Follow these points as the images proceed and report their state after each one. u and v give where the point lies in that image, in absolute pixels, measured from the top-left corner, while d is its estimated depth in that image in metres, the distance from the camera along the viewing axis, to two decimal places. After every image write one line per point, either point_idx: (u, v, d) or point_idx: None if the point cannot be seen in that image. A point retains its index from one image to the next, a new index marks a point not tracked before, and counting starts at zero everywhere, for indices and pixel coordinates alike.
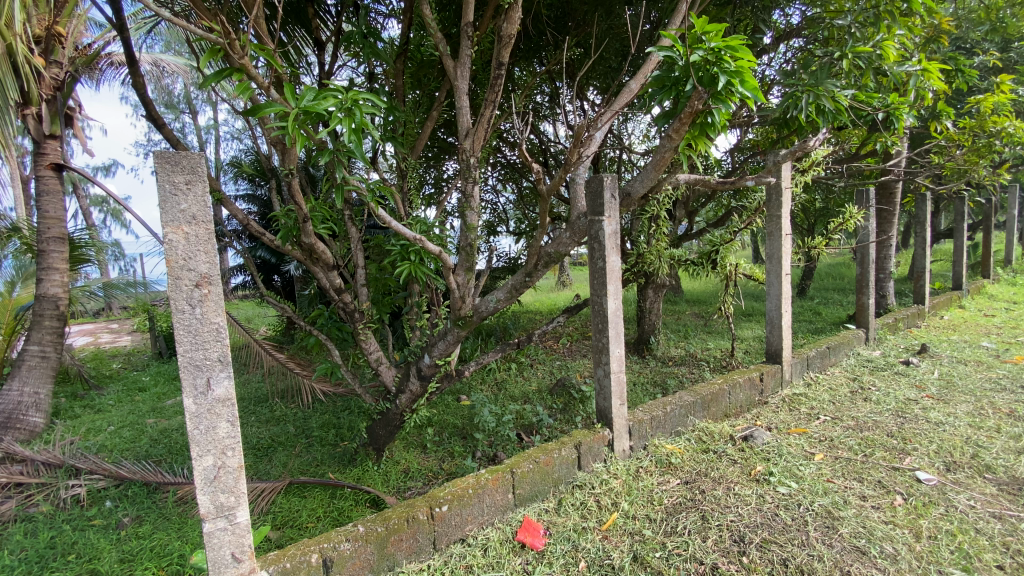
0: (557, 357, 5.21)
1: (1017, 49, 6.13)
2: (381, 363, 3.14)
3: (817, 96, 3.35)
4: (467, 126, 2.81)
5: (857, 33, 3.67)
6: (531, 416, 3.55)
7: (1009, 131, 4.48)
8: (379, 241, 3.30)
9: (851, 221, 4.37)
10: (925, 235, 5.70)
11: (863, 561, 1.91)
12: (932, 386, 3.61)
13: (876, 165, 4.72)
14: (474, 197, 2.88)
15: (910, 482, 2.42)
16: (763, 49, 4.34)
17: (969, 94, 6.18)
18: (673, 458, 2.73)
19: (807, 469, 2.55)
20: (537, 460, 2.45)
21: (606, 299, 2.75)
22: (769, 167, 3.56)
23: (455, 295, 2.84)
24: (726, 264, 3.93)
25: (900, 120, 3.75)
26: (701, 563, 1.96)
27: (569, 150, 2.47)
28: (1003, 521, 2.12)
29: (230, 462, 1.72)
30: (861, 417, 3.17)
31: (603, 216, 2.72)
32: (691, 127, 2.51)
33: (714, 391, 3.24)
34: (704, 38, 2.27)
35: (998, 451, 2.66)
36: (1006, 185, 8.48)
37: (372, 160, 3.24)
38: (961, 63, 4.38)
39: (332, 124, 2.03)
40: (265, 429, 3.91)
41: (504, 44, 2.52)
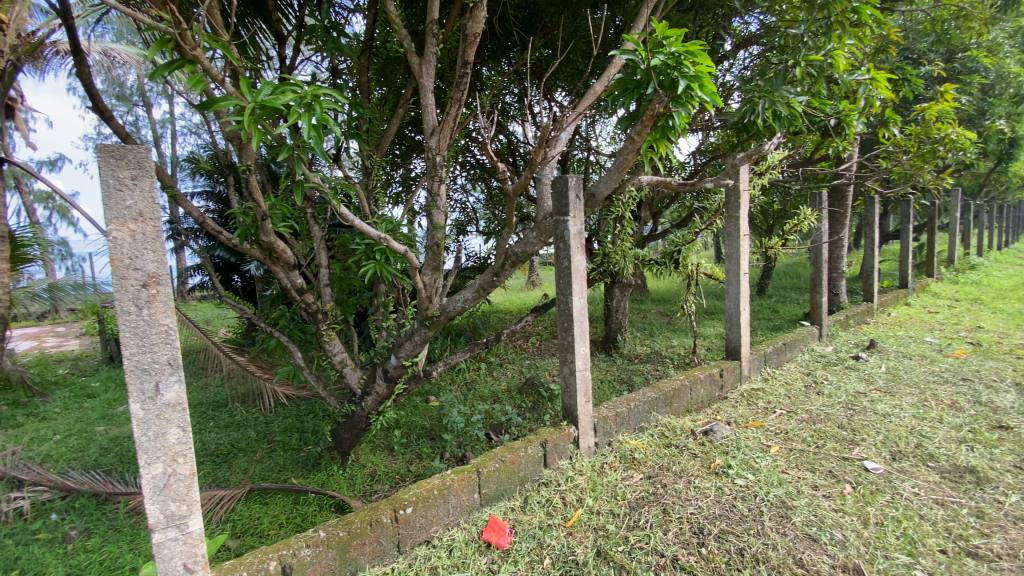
0: (526, 357, 5.22)
1: (958, 60, 6.51)
2: (346, 365, 3.08)
3: (773, 101, 3.48)
4: (433, 124, 2.77)
5: (810, 41, 3.79)
6: (500, 415, 3.55)
7: (951, 137, 4.75)
8: (343, 240, 3.22)
9: (806, 222, 4.55)
10: (874, 236, 6.00)
11: (814, 548, 1.99)
12: (879, 379, 3.80)
13: (829, 169, 4.93)
14: (440, 196, 2.85)
15: (858, 471, 2.54)
16: (724, 55, 4.47)
17: (916, 102, 6.52)
18: (637, 453, 2.78)
19: (763, 462, 2.64)
20: (503, 459, 2.45)
21: (572, 298, 2.78)
22: (727, 170, 3.67)
23: (422, 295, 2.80)
24: (688, 263, 4.03)
25: (850, 126, 3.93)
26: (662, 556, 1.99)
27: (535, 150, 2.48)
28: (946, 508, 2.25)
29: (181, 469, 1.65)
30: (814, 410, 3.30)
31: (569, 216, 2.74)
32: (653, 130, 2.57)
33: (676, 386, 3.31)
34: (665, 42, 2.31)
35: (941, 441, 2.82)
36: (949, 189, 9.00)
37: (335, 157, 3.16)
38: (908, 72, 4.62)
39: (291, 119, 1.96)
40: (224, 435, 3.77)
41: (469, 43, 2.50)
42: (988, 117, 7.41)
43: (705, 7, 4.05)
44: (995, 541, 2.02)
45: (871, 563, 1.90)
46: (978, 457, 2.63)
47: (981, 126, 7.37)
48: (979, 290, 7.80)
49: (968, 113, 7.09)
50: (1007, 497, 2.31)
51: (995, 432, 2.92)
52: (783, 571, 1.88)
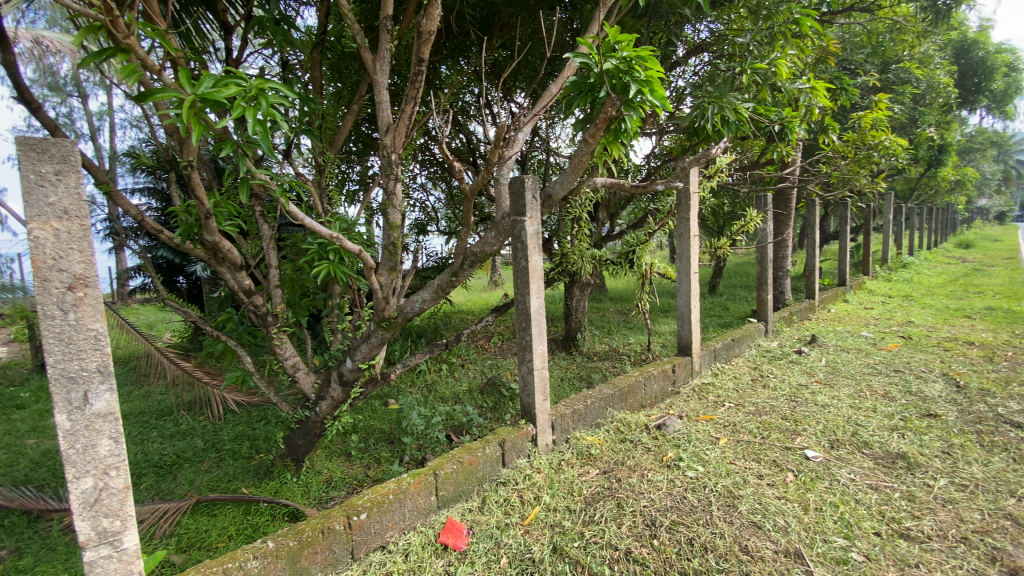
0: (488, 357, 5.21)
1: (892, 71, 6.95)
2: (298, 370, 2.98)
3: (721, 107, 3.63)
4: (387, 122, 2.72)
5: (755, 50, 3.96)
6: (461, 416, 3.52)
7: (884, 144, 5.07)
8: (295, 240, 3.12)
9: (753, 223, 4.76)
10: (815, 237, 6.34)
11: (759, 534, 2.08)
12: (820, 371, 4.03)
13: (774, 173, 5.18)
14: (396, 195, 2.80)
15: (800, 460, 2.67)
16: (676, 61, 4.61)
17: (853, 110, 6.93)
18: (593, 449, 2.82)
19: (712, 453, 2.74)
20: (460, 460, 2.44)
21: (529, 297, 2.80)
22: (678, 173, 3.78)
23: (378, 295, 2.75)
24: (642, 263, 4.13)
25: (793, 132, 4.13)
26: (616, 550, 2.04)
27: (490, 150, 2.48)
28: (878, 492, 2.40)
29: (114, 483, 1.56)
30: (760, 403, 3.45)
31: (526, 216, 2.75)
32: (606, 133, 2.63)
33: (631, 382, 3.39)
34: (617, 47, 2.35)
35: (874, 429, 3.01)
36: (883, 193, 9.61)
37: (286, 153, 3.05)
38: (845, 82, 4.90)
39: (233, 114, 1.87)
40: (169, 445, 3.58)
41: (423, 41, 2.47)
42: (918, 125, 7.95)
43: (658, 14, 4.16)
44: (925, 523, 2.16)
45: (811, 548, 2.01)
46: (908, 444, 2.82)
47: (912, 133, 7.90)
48: (910, 287, 8.36)
49: (901, 121, 7.58)
50: (934, 480, 2.48)
51: (924, 419, 3.13)
52: (730, 559, 1.95)
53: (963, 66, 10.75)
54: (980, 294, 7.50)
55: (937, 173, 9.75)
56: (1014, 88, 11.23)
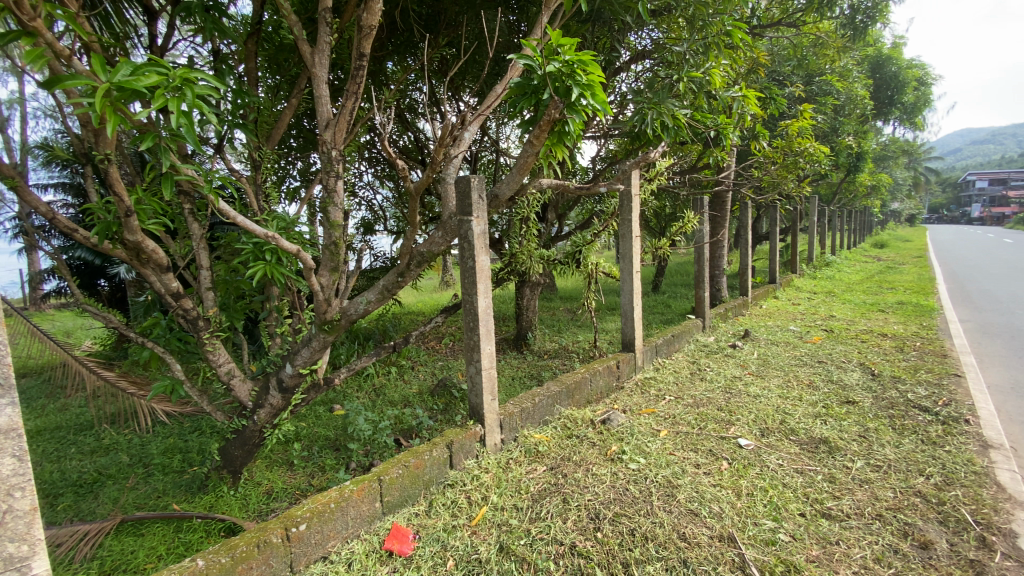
0: (438, 358, 5.16)
1: (817, 83, 7.46)
2: (234, 377, 2.82)
3: (660, 113, 3.79)
4: (326, 118, 2.61)
5: (692, 59, 4.15)
6: (410, 419, 3.45)
7: (809, 150, 5.44)
8: (230, 240, 2.95)
9: (691, 224, 4.98)
10: (747, 237, 6.72)
11: (696, 521, 2.18)
12: (753, 364, 4.27)
13: (710, 177, 5.43)
14: (337, 192, 2.70)
15: (733, 448, 2.82)
16: (620, 66, 4.74)
17: (781, 119, 7.41)
18: (541, 446, 2.86)
19: (653, 445, 2.85)
20: (406, 464, 2.40)
21: (476, 297, 2.78)
22: (619, 175, 3.90)
23: (319, 297, 2.65)
24: (588, 263, 4.23)
25: (727, 138, 4.36)
26: (561, 544, 2.07)
27: (435, 149, 2.45)
28: (803, 475, 2.57)
29: (18, 504, 1.40)
30: (698, 395, 3.62)
31: (472, 216, 2.73)
32: (550, 135, 2.67)
33: (578, 379, 3.47)
34: (560, 50, 2.39)
35: (800, 416, 3.22)
36: (809, 198, 10.32)
37: (218, 148, 2.89)
38: (773, 92, 5.23)
39: (154, 104, 1.75)
40: (89, 462, 3.30)
41: (364, 35, 2.41)
42: (839, 134, 8.58)
43: (601, 20, 4.26)
44: (844, 502, 2.34)
45: (743, 531, 2.12)
46: (830, 429, 3.04)
47: (834, 141, 8.51)
48: (833, 284, 9.02)
49: (824, 129, 8.17)
50: (852, 462, 2.69)
51: (843, 406, 3.39)
52: (669, 546, 2.03)
53: (879, 79, 11.68)
54: (892, 290, 8.21)
55: (855, 178, 10.57)
56: (920, 102, 12.35)
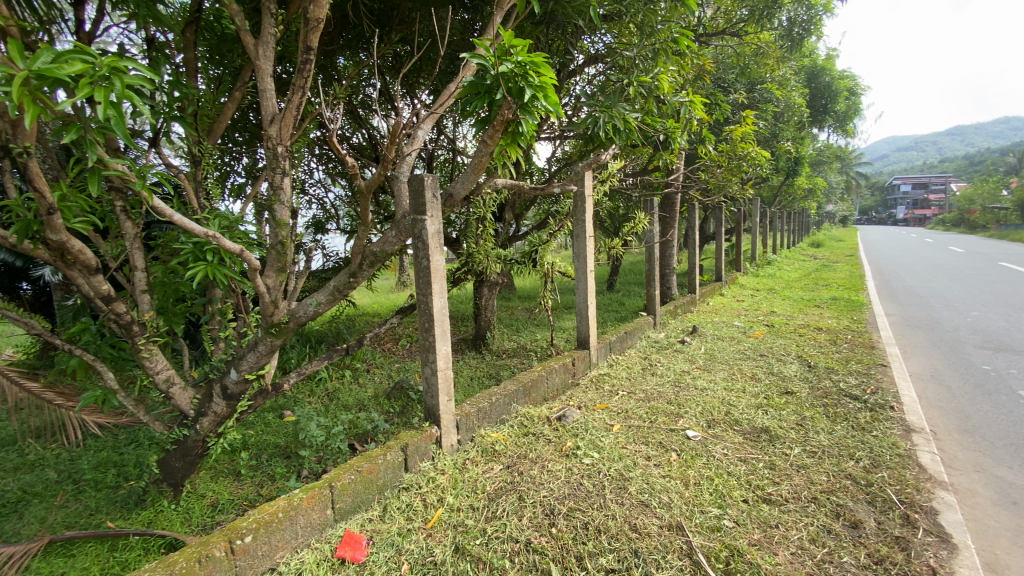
0: (395, 360, 5.06)
1: (758, 91, 7.83)
2: (173, 385, 2.67)
3: (611, 116, 3.88)
4: (271, 113, 2.50)
5: (641, 64, 4.27)
6: (365, 423, 3.36)
7: (751, 155, 5.72)
8: (167, 239, 2.79)
9: (643, 225, 5.13)
10: (696, 237, 6.99)
11: (646, 512, 2.25)
12: (700, 358, 4.45)
13: (660, 178, 5.61)
14: (284, 190, 2.60)
15: (682, 440, 2.93)
16: (574, 69, 4.82)
17: (726, 124, 7.75)
18: (497, 446, 2.87)
19: (607, 439, 2.92)
20: (359, 469, 2.35)
21: (431, 297, 2.74)
22: (573, 176, 3.97)
23: (266, 299, 2.56)
24: (544, 262, 4.27)
25: (676, 142, 4.52)
26: (517, 542, 2.09)
27: (387, 146, 2.40)
28: (746, 463, 2.70)
29: None
30: (649, 389, 3.74)
31: (426, 215, 2.70)
32: (504, 135, 2.68)
33: (534, 377, 3.50)
34: (512, 51, 2.40)
35: (743, 407, 3.39)
36: (752, 200, 10.86)
37: (153, 142, 2.72)
38: (718, 98, 5.46)
39: (79, 94, 1.63)
40: (10, 480, 3.03)
41: (311, 28, 2.34)
42: (778, 139, 9.04)
43: (554, 23, 4.32)
44: (783, 487, 2.47)
45: (690, 519, 2.20)
46: (770, 419, 3.21)
47: (774, 146, 8.97)
48: (774, 281, 9.52)
49: (765, 135, 8.61)
50: (791, 449, 2.85)
51: (783, 396, 3.58)
52: (621, 538, 2.08)
53: (814, 89, 12.37)
54: (826, 287, 8.77)
55: (794, 182, 11.20)
56: (850, 111, 13.22)
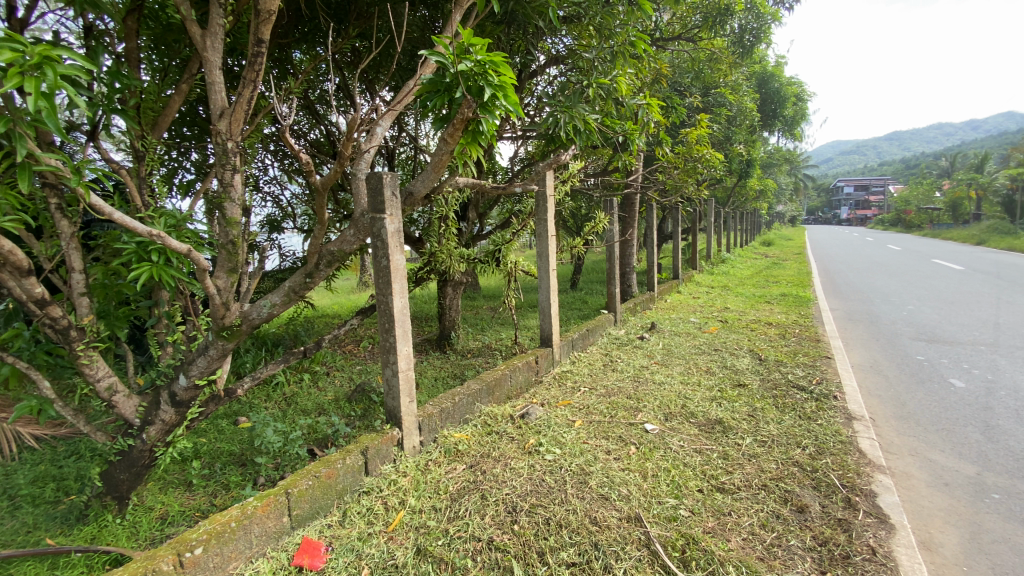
0: (356, 362, 4.95)
1: (712, 95, 8.11)
2: (116, 393, 2.52)
3: (571, 117, 3.94)
4: (221, 107, 2.40)
5: (600, 66, 4.35)
6: (325, 427, 3.28)
7: (706, 157, 5.92)
8: (108, 238, 2.63)
9: (603, 224, 5.22)
10: (654, 236, 7.17)
11: (606, 505, 2.29)
12: (658, 354, 4.58)
13: (620, 179, 5.74)
14: (235, 187, 2.50)
15: (640, 433, 3.01)
16: (535, 69, 4.85)
17: (682, 126, 7.99)
18: (460, 446, 2.85)
19: (568, 435, 2.96)
20: (316, 475, 2.29)
21: (392, 297, 2.69)
22: (534, 176, 4.01)
23: (216, 301, 2.46)
24: (507, 261, 4.28)
25: (634, 143, 4.63)
26: (479, 540, 2.09)
27: (343, 143, 2.36)
28: (701, 454, 2.80)
29: None
30: (610, 385, 3.82)
31: (385, 213, 2.64)
32: (464, 133, 2.66)
33: (497, 376, 3.51)
34: (472, 50, 2.39)
35: (698, 400, 3.50)
36: (708, 201, 11.24)
37: (91, 136, 2.57)
38: (674, 101, 5.63)
39: (6, 83, 1.53)
40: None
41: (263, 19, 2.26)
42: (731, 142, 9.40)
43: (515, 23, 4.33)
44: (736, 476, 2.58)
45: (648, 510, 2.26)
46: (724, 411, 3.34)
47: (727, 149, 9.31)
48: (728, 279, 9.90)
49: (719, 138, 8.93)
50: (742, 439, 2.96)
51: (736, 389, 3.73)
52: (581, 531, 2.11)
53: (764, 94, 12.90)
54: (776, 283, 9.18)
55: (746, 183, 11.66)
56: (797, 116, 13.89)
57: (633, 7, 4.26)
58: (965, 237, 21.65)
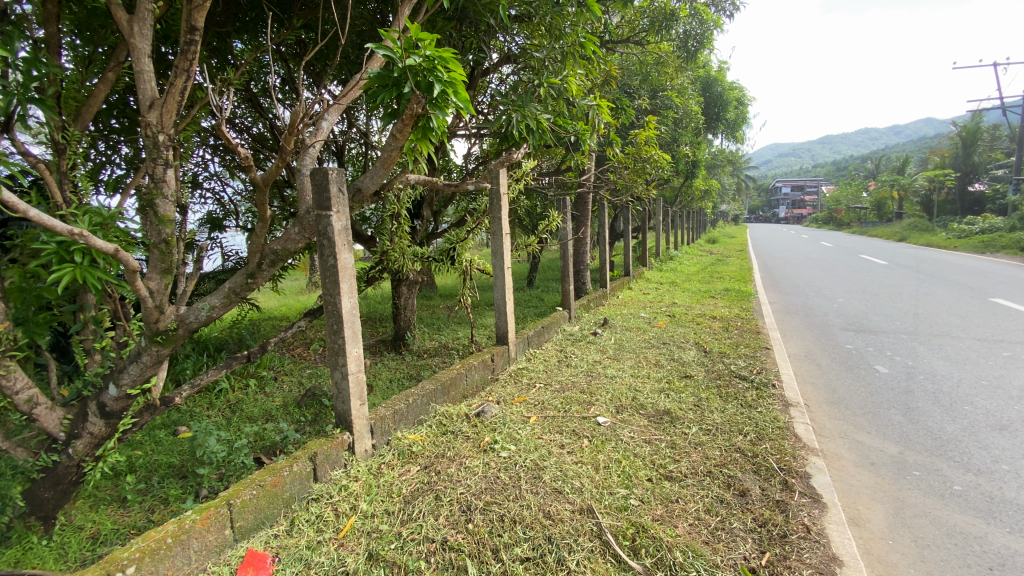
0: (306, 365, 4.79)
1: (660, 97, 8.36)
2: (37, 406, 2.31)
3: (523, 116, 3.96)
4: (151, 97, 2.24)
5: (551, 66, 4.40)
6: (273, 434, 3.14)
7: (654, 157, 6.11)
8: (25, 238, 2.41)
9: (557, 223, 5.28)
10: (606, 234, 7.33)
11: (559, 499, 2.33)
12: (611, 348, 4.69)
13: (573, 178, 5.84)
14: (168, 182, 2.34)
15: (593, 427, 3.08)
16: (488, 67, 4.85)
17: (631, 127, 8.20)
18: (415, 447, 2.82)
19: (523, 431, 2.98)
20: (261, 484, 2.20)
21: (340, 297, 2.60)
22: (487, 174, 4.00)
23: (148, 305, 2.31)
24: (462, 260, 4.26)
25: (585, 143, 4.71)
26: (432, 541, 2.07)
27: (285, 137, 2.28)
28: (651, 444, 2.89)
29: None
30: (564, 380, 3.89)
31: (331, 211, 2.55)
32: (414, 130, 2.62)
33: (452, 375, 3.48)
34: (420, 45, 2.36)
35: (648, 392, 3.62)
36: (657, 200, 11.61)
37: (3, 127, 2.35)
38: (622, 102, 5.77)
39: None
40: None
41: (197, 6, 2.14)
42: (677, 143, 9.73)
43: (466, 20, 4.32)
44: (682, 464, 2.68)
45: (600, 502, 2.31)
46: (671, 401, 3.47)
47: (674, 150, 9.65)
48: (676, 275, 10.27)
49: (666, 139, 9.22)
50: (689, 428, 3.09)
51: (683, 380, 3.89)
52: (535, 526, 2.14)
53: (708, 98, 13.41)
54: (721, 279, 9.60)
55: (692, 183, 12.13)
56: (738, 120, 14.56)
57: (582, 9, 4.34)
58: (888, 234, 23.45)
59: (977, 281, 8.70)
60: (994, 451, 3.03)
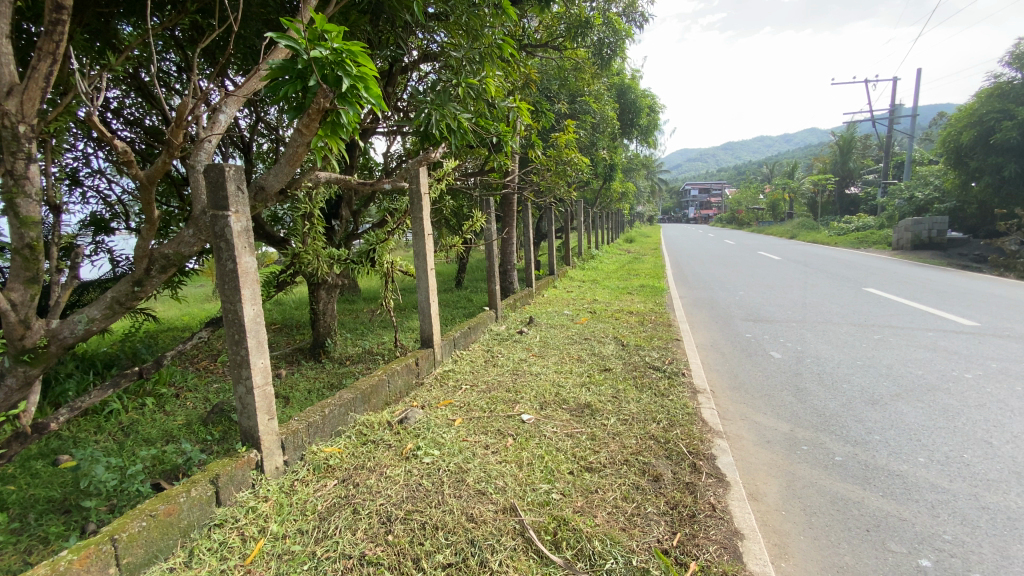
0: (212, 379, 4.42)
1: (578, 102, 8.59)
2: None
3: (442, 115, 3.90)
4: (9, 83, 1.93)
5: (469, 66, 4.37)
6: (174, 457, 2.87)
7: (574, 160, 6.29)
8: None
9: (481, 223, 5.28)
10: (530, 235, 7.45)
11: (483, 500, 2.33)
12: (536, 347, 4.77)
13: (497, 179, 5.86)
14: (33, 179, 2.04)
15: (517, 424, 3.11)
16: (409, 65, 4.82)
17: (553, 129, 8.40)
18: (331, 460, 2.69)
19: (448, 435, 2.95)
20: (153, 514, 1.99)
21: (241, 305, 2.40)
22: (405, 173, 3.91)
23: (11, 321, 2.05)
24: (383, 262, 4.13)
25: (506, 145, 4.74)
26: (350, 558, 1.99)
27: (173, 131, 2.07)
28: (573, 438, 2.97)
29: None
30: (491, 380, 3.90)
31: (228, 210, 2.31)
32: (323, 125, 2.50)
33: (372, 382, 3.36)
34: (326, 37, 2.23)
35: (571, 387, 3.72)
36: (579, 202, 11.99)
37: None
38: (542, 106, 5.90)
39: None
40: None
41: None
42: (596, 147, 10.13)
43: (381, 15, 4.21)
44: (601, 455, 2.78)
45: (523, 499, 2.34)
46: (592, 395, 3.59)
47: (593, 153, 10.03)
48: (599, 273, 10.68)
49: (585, 143, 9.56)
50: (608, 419, 3.22)
51: (602, 373, 4.05)
52: (457, 531, 2.12)
53: (623, 104, 14.06)
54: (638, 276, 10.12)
55: (611, 185, 12.67)
56: (653, 126, 15.42)
57: (498, 11, 4.38)
58: (783, 233, 25.90)
59: (855, 273, 9.82)
60: (867, 423, 3.44)
